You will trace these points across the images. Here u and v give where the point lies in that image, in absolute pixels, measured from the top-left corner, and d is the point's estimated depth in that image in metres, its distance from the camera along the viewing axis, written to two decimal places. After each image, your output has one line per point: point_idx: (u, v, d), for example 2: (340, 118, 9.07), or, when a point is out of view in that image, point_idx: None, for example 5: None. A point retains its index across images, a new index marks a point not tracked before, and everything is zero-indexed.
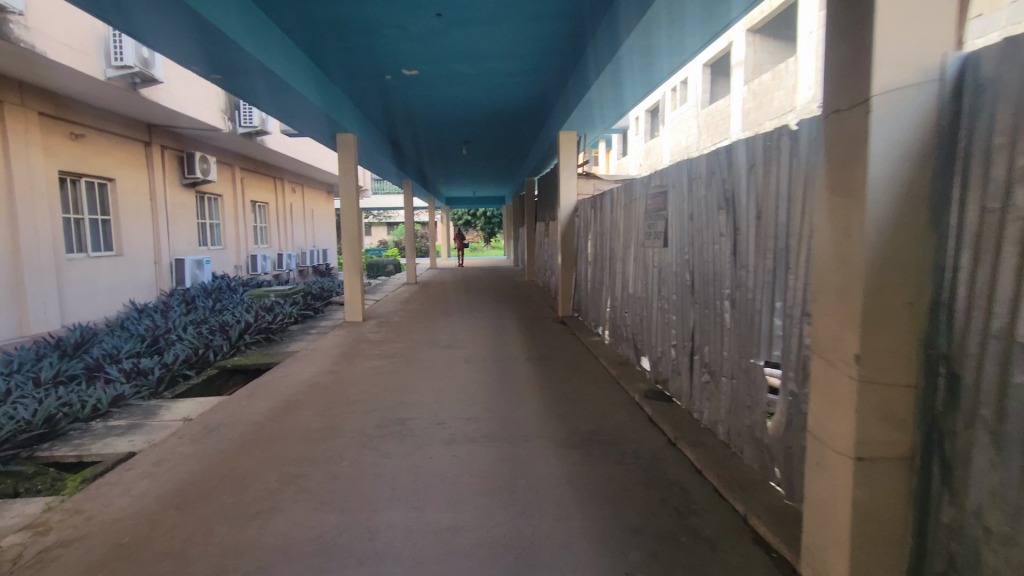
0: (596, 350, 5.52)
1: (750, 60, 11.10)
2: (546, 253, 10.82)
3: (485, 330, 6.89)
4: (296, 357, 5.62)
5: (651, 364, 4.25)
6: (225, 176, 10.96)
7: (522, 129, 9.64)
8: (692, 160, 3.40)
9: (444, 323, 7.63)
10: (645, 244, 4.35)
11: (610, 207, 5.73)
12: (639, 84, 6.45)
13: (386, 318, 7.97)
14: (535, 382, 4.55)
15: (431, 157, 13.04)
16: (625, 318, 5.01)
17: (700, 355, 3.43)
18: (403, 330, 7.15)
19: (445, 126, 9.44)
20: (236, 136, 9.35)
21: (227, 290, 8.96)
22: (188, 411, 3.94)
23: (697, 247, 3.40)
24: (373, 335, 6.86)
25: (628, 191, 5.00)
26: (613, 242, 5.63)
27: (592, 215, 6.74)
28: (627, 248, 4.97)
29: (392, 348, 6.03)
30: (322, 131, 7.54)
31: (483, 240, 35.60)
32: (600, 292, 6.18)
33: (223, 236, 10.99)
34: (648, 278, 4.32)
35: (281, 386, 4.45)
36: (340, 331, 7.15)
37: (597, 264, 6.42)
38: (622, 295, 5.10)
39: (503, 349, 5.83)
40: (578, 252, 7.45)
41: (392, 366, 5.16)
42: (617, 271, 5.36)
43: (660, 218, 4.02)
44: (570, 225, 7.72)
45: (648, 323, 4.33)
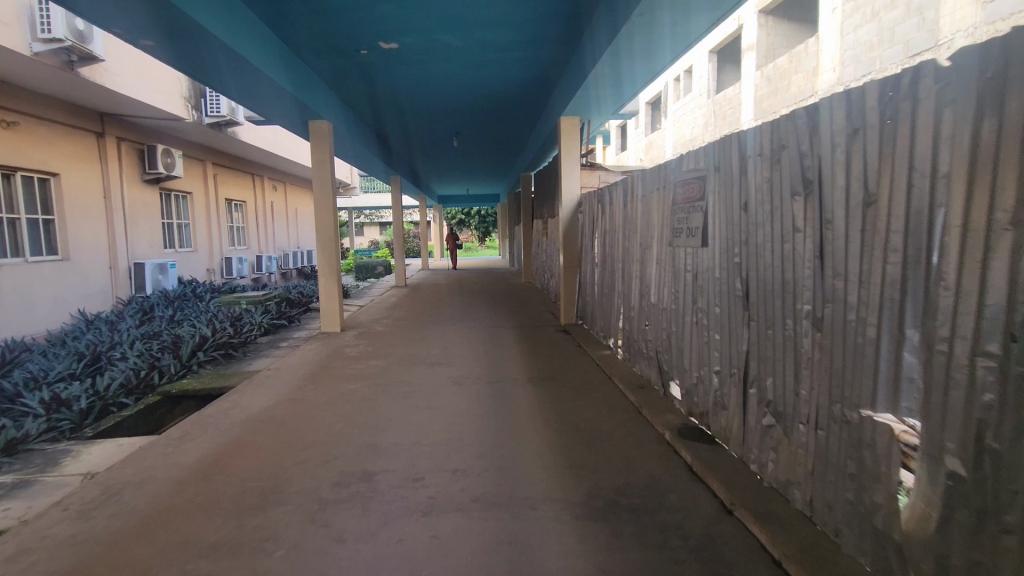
0: (608, 369, 4.70)
1: (762, 43, 10.25)
2: (544, 253, 10.02)
3: (478, 343, 6.06)
4: (256, 379, 4.79)
5: (683, 393, 3.44)
6: (194, 173, 10.09)
7: (518, 116, 8.80)
8: (749, 131, 2.58)
9: (432, 333, 6.80)
10: (674, 242, 3.53)
11: (624, 199, 4.90)
12: (652, 62, 5.62)
13: (367, 328, 7.15)
14: (539, 414, 3.72)
15: (420, 151, 12.21)
16: (645, 331, 4.18)
17: (759, 389, 2.61)
18: (386, 342, 6.31)
19: (434, 113, 8.58)
20: (203, 127, 8.49)
21: (192, 297, 8.11)
22: (98, 460, 3.10)
23: (755, 249, 2.58)
24: (351, 349, 6.02)
25: (647, 179, 4.17)
26: (626, 242, 4.80)
27: (599, 210, 5.91)
28: (647, 248, 4.14)
29: (370, 366, 5.18)
30: (293, 121, 6.70)
31: (478, 240, 34.77)
32: (611, 299, 5.35)
33: (193, 238, 10.12)
34: (678, 286, 3.50)
35: (226, 421, 3.61)
36: (314, 345, 6.31)
37: (605, 267, 5.61)
38: (641, 305, 4.28)
39: (499, 367, 5.01)
40: (583, 253, 6.62)
41: (366, 391, 4.32)
42: (633, 277, 4.53)
43: (695, 211, 3.19)
44: (572, 222, 6.92)
45: (678, 341, 3.51)
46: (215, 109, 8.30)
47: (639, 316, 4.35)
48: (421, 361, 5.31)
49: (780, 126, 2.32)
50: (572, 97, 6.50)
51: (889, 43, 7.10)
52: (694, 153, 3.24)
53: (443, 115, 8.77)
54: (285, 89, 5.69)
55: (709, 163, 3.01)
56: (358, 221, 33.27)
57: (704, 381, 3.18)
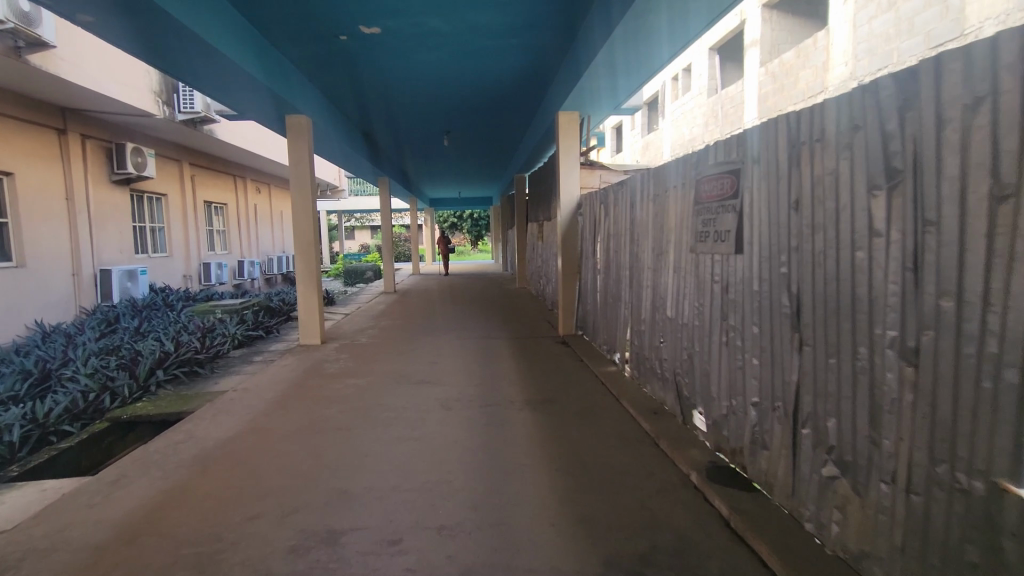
0: (616, 389, 4.20)
1: (766, 39, 9.68)
2: (540, 258, 9.52)
3: (471, 357, 5.54)
4: (220, 402, 4.26)
5: (709, 424, 2.95)
6: (169, 173, 9.54)
7: (512, 111, 8.31)
8: (805, 110, 2.08)
9: (422, 346, 6.27)
10: (696, 247, 3.03)
11: (631, 198, 4.40)
12: (659, 52, 5.12)
13: (351, 339, 6.62)
14: (540, 448, 3.21)
15: (410, 150, 11.70)
16: (659, 348, 3.69)
17: (816, 430, 2.12)
18: (370, 356, 5.78)
19: (423, 108, 8.08)
20: (175, 123, 7.95)
21: (163, 307, 7.56)
22: (9, 512, 2.57)
23: (811, 258, 2.09)
24: (330, 364, 5.49)
25: (660, 175, 3.68)
26: (635, 247, 4.30)
27: (602, 212, 5.42)
28: (662, 254, 3.64)
29: (350, 385, 4.66)
30: (269, 116, 6.18)
31: (470, 244, 34.24)
32: (616, 310, 4.86)
33: (168, 242, 9.57)
34: (701, 298, 3.00)
35: (173, 459, 3.08)
36: (291, 360, 5.77)
37: (609, 274, 5.12)
38: (654, 318, 3.78)
39: (493, 386, 4.50)
40: (584, 258, 6.13)
41: (343, 417, 3.80)
42: (644, 286, 4.03)
43: (726, 210, 2.70)
44: (572, 224, 6.42)
45: (701, 364, 3.02)
46: (188, 105, 7.72)
47: (651, 330, 3.86)
48: (407, 379, 4.79)
49: (854, 102, 1.82)
50: (570, 91, 6.01)
51: (908, 34, 6.64)
52: (724, 142, 2.74)
53: (432, 111, 8.27)
54: (258, 79, 5.18)
55: (745, 153, 2.51)
56: (348, 224, 32.66)
57: (736, 411, 2.69)
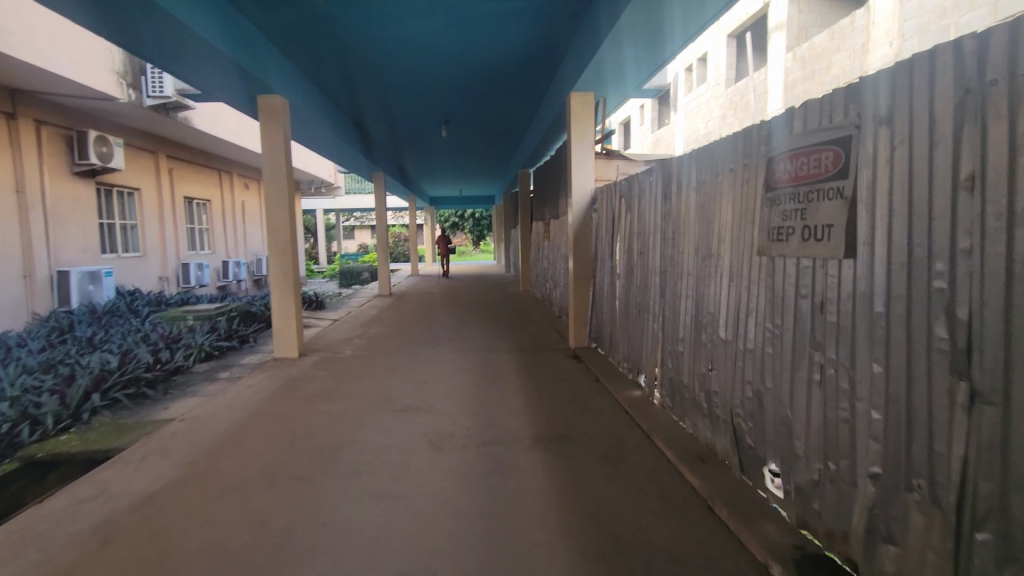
0: (645, 423, 3.42)
1: (793, 22, 8.82)
2: (547, 259, 8.76)
3: (469, 376, 4.75)
4: (161, 435, 3.48)
5: (788, 490, 2.17)
6: (143, 166, 8.78)
7: (517, 95, 7.52)
8: (1005, 26, 1.29)
9: (413, 360, 5.47)
10: (771, 247, 2.23)
11: (665, 186, 3.60)
12: (688, 26, 4.35)
13: (333, 351, 5.85)
14: (558, 513, 2.44)
15: (406, 142, 10.93)
16: (706, 377, 2.89)
17: (1008, 539, 1.34)
18: (352, 373, 4.99)
19: (420, 90, 7.29)
20: (144, 109, 7.19)
21: (127, 313, 6.80)
22: None
23: (1009, 268, 1.30)
24: (305, 383, 4.69)
25: (709, 154, 2.88)
26: (670, 247, 3.50)
27: (624, 207, 4.62)
28: (711, 256, 2.84)
29: (323, 411, 3.87)
30: (239, 96, 5.39)
31: (471, 244, 33.46)
32: (643, 324, 4.06)
33: (142, 241, 8.81)
34: (777, 317, 2.21)
35: (67, 530, 2.31)
36: (261, 377, 4.99)
37: (633, 279, 4.33)
38: (698, 336, 2.98)
39: (494, 415, 3.73)
40: (600, 260, 5.34)
41: (306, 460, 3.02)
42: (684, 296, 3.24)
43: (824, 196, 1.90)
44: (585, 221, 5.64)
45: (776, 406, 2.23)
46: (157, 87, 6.92)
47: (693, 352, 3.07)
48: (392, 404, 4.02)
49: None
50: (582, 70, 5.22)
51: (970, 6, 5.78)
52: (823, 100, 1.94)
53: (428, 93, 7.47)
54: (222, 50, 4.41)
55: (866, 111, 1.71)
56: (347, 223, 31.86)
57: (837, 482, 1.91)
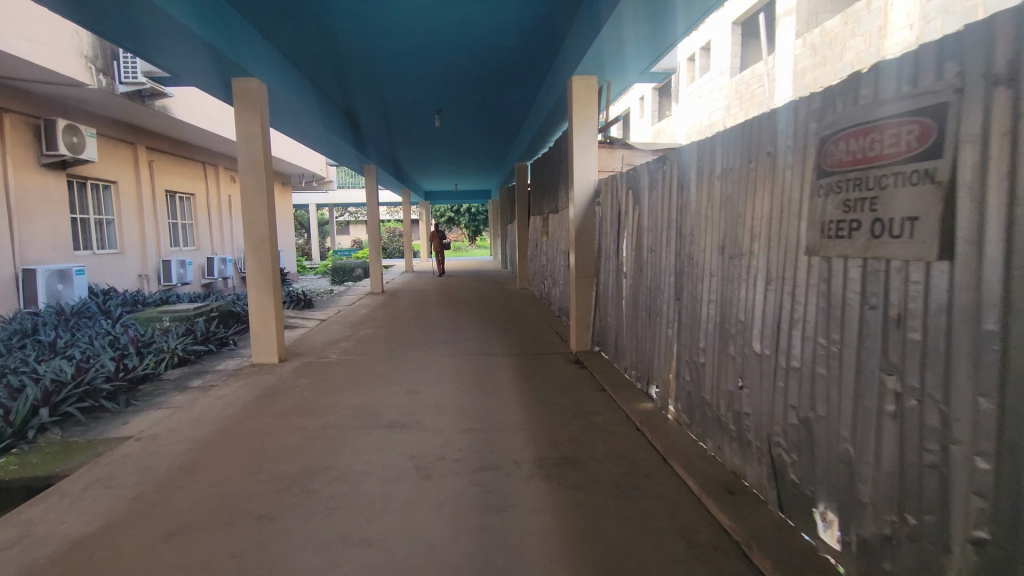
0: (660, 443, 3.03)
1: (803, 6, 8.36)
2: (545, 255, 8.34)
3: (463, 385, 4.34)
4: (112, 457, 3.07)
5: (847, 542, 1.78)
6: (120, 157, 8.34)
7: (514, 82, 7.10)
8: None
9: (403, 365, 5.06)
10: (825, 245, 1.83)
11: (682, 175, 3.18)
12: (700, 7, 3.92)
13: (317, 356, 5.44)
14: (564, 563, 2.04)
15: (398, 133, 10.49)
16: (734, 396, 2.50)
17: None
18: (335, 380, 4.58)
19: (411, 76, 6.86)
20: (116, 96, 6.75)
21: (99, 314, 6.36)
22: None
23: None
24: (282, 392, 4.28)
25: (741, 136, 2.46)
26: (689, 244, 3.09)
27: (632, 199, 4.21)
28: (743, 254, 2.44)
29: (299, 428, 3.46)
30: (212, 80, 4.95)
31: (468, 239, 33.02)
32: (654, 329, 3.66)
33: (119, 237, 8.39)
34: (834, 330, 1.81)
35: None
36: (236, 385, 4.57)
37: (642, 279, 3.92)
38: (724, 346, 2.59)
39: (490, 433, 3.33)
40: (604, 257, 4.94)
41: (272, 493, 2.61)
42: (706, 300, 2.83)
43: (904, 181, 1.50)
44: (587, 215, 5.23)
45: (830, 438, 1.84)
46: (132, 73, 6.51)
47: (718, 365, 2.67)
48: (377, 418, 3.62)
49: None
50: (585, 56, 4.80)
51: None
52: (906, 59, 1.53)
53: (420, 79, 7.04)
54: (192, 29, 3.97)
55: (975, 70, 1.31)
56: (341, 218, 31.35)
57: (919, 542, 1.52)
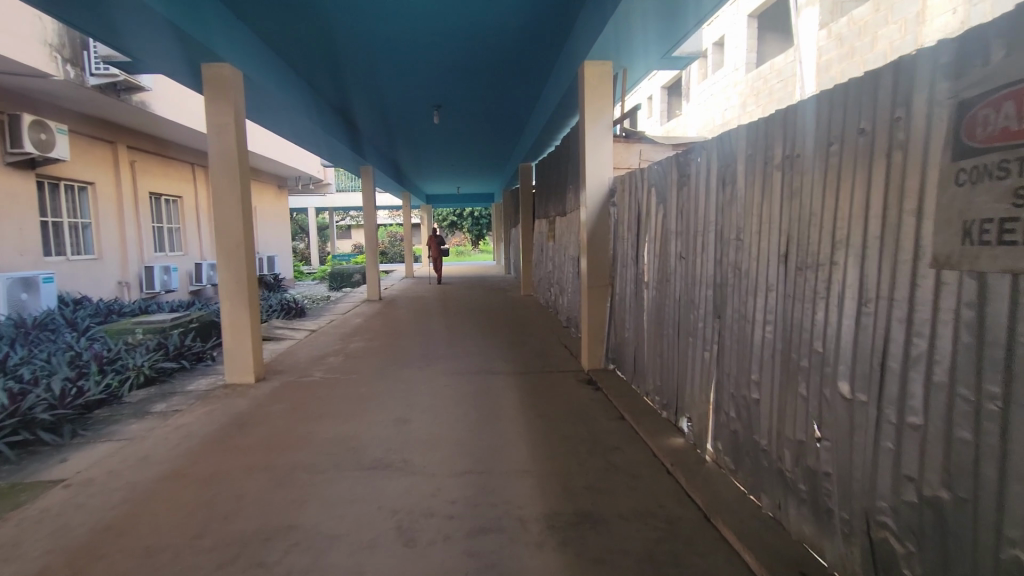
0: (700, 495, 2.46)
1: None
2: (552, 260, 7.80)
3: (461, 413, 3.76)
4: (28, 511, 2.51)
5: None
6: (98, 157, 7.83)
7: (518, 75, 6.57)
8: None
9: (394, 385, 4.49)
10: (974, 251, 1.27)
11: (723, 167, 2.62)
12: None
13: (301, 374, 4.89)
14: None
15: (396, 132, 9.95)
16: (805, 448, 1.94)
17: None
18: (315, 405, 4.01)
19: (406, 69, 6.32)
20: (87, 89, 6.23)
21: (64, 326, 5.83)
22: None
23: None
24: (253, 420, 3.72)
25: (813, 111, 1.90)
26: (734, 251, 2.52)
27: (656, 198, 3.65)
28: (818, 265, 1.87)
29: (263, 472, 2.89)
30: (180, 66, 4.40)
31: (470, 243, 32.46)
32: (686, 351, 3.09)
33: (97, 242, 7.87)
34: (991, 379, 1.25)
35: None
36: (202, 409, 4.00)
37: (671, 292, 3.35)
38: (790, 381, 2.02)
39: (491, 477, 2.77)
40: (621, 265, 4.38)
41: (214, 568, 2.05)
42: (760, 321, 2.27)
43: None
44: (601, 218, 4.68)
45: (981, 534, 1.27)
46: (102, 66, 6.09)
47: (778, 403, 2.12)
48: (358, 456, 3.06)
49: None
50: (598, 45, 4.25)
51: None
52: None
53: (416, 73, 6.51)
54: (154, 9, 3.40)
55: None
56: (340, 222, 30.82)
57: None
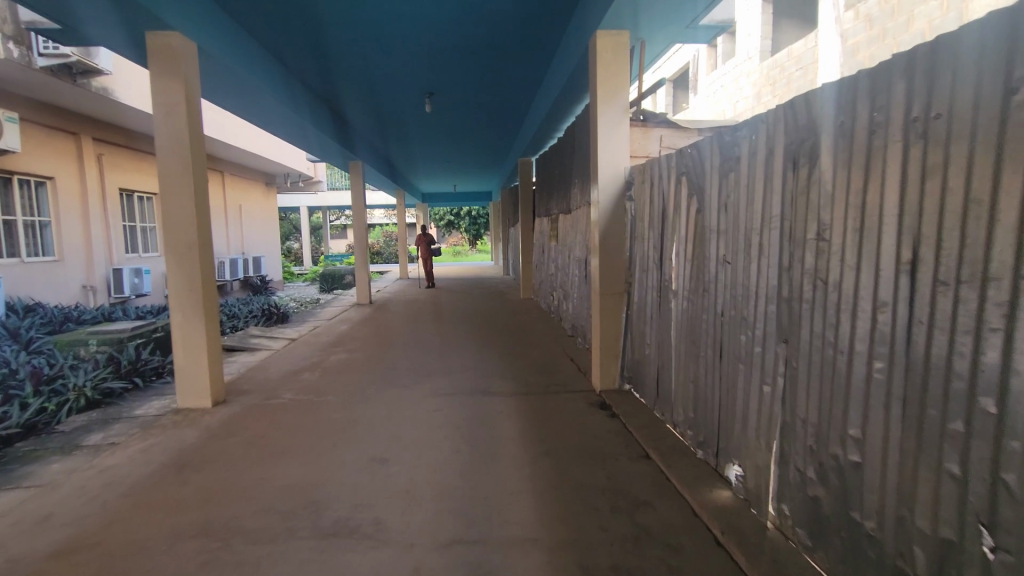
0: None
1: None
2: (555, 262, 7.17)
3: (451, 451, 3.10)
4: None
5: None
6: (59, 149, 7.16)
7: (517, 56, 5.90)
8: None
9: (374, 411, 3.83)
10: None
11: (795, 142, 1.96)
12: None
13: (268, 395, 4.23)
14: None
15: (385, 124, 9.27)
16: (955, 550, 1.31)
17: None
18: (277, 438, 3.36)
19: (393, 49, 5.65)
20: (36, 71, 5.56)
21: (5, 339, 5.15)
22: None
23: None
24: (200, 458, 3.07)
25: (973, 51, 1.27)
26: (812, 256, 1.87)
27: (688, 189, 2.99)
28: (985, 281, 1.24)
29: (193, 540, 2.24)
30: (120, 34, 3.72)
31: (468, 243, 31.82)
32: (734, 380, 2.43)
33: (57, 242, 7.20)
34: None
35: None
36: (142, 442, 3.34)
37: (711, 304, 2.69)
38: (923, 448, 1.40)
39: (488, 549, 2.13)
40: (640, 269, 3.74)
41: None
42: (863, 355, 1.63)
43: None
44: (616, 213, 4.02)
45: None
46: (50, 44, 5.43)
47: (899, 476, 1.49)
48: (320, 515, 2.41)
49: None
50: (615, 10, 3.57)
51: None
52: None
53: (405, 55, 5.84)
54: None
55: None
56: (335, 222, 30.11)
57: None
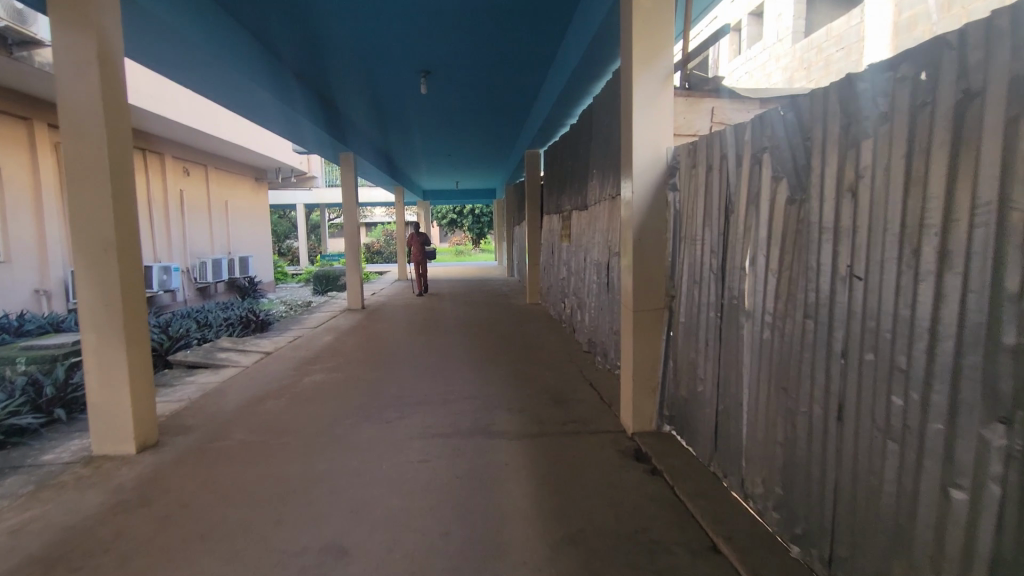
0: None
1: None
2: (567, 265, 6.30)
3: (439, 535, 2.23)
4: None
5: None
6: (6, 135, 6.32)
7: (526, 31, 5.01)
8: None
9: (344, 461, 2.96)
10: None
11: None
12: None
13: (214, 436, 3.36)
14: None
15: (380, 115, 8.42)
16: None
17: None
18: (203, 509, 2.47)
19: (378, 26, 4.79)
20: None
21: None
22: None
23: None
24: (89, 545, 2.20)
25: None
26: None
27: (775, 170, 2.10)
28: None
29: None
30: None
31: (471, 242, 30.99)
32: (875, 463, 1.57)
33: (5, 241, 6.34)
34: None
35: None
36: (18, 515, 2.46)
37: (821, 338, 1.82)
38: None
39: None
40: (691, 279, 2.86)
41: None
42: None
43: None
44: (654, 209, 3.13)
45: None
46: None
47: None
48: None
49: None
50: None
51: None
52: None
53: (394, 33, 4.97)
54: None
55: None
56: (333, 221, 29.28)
57: None
